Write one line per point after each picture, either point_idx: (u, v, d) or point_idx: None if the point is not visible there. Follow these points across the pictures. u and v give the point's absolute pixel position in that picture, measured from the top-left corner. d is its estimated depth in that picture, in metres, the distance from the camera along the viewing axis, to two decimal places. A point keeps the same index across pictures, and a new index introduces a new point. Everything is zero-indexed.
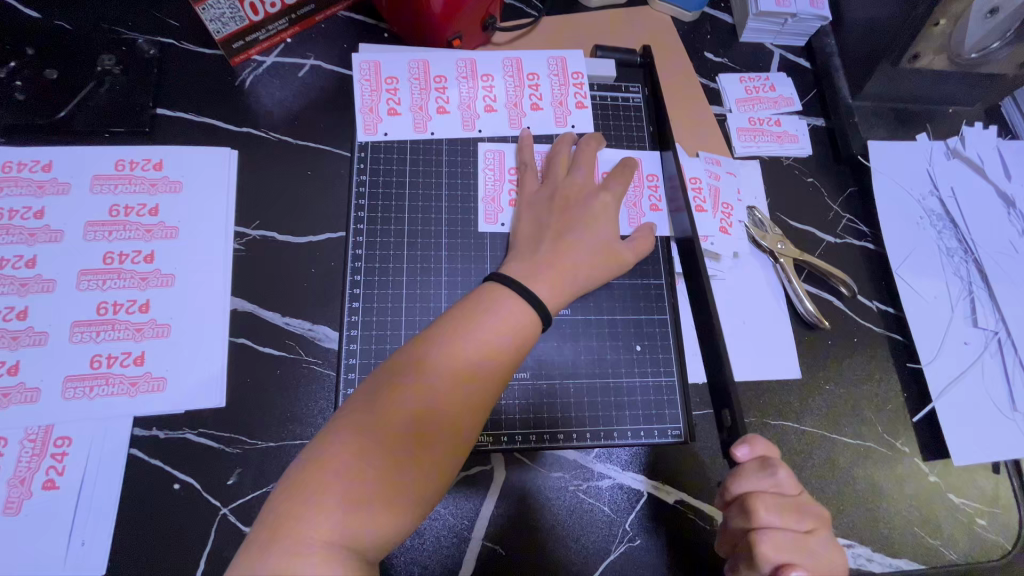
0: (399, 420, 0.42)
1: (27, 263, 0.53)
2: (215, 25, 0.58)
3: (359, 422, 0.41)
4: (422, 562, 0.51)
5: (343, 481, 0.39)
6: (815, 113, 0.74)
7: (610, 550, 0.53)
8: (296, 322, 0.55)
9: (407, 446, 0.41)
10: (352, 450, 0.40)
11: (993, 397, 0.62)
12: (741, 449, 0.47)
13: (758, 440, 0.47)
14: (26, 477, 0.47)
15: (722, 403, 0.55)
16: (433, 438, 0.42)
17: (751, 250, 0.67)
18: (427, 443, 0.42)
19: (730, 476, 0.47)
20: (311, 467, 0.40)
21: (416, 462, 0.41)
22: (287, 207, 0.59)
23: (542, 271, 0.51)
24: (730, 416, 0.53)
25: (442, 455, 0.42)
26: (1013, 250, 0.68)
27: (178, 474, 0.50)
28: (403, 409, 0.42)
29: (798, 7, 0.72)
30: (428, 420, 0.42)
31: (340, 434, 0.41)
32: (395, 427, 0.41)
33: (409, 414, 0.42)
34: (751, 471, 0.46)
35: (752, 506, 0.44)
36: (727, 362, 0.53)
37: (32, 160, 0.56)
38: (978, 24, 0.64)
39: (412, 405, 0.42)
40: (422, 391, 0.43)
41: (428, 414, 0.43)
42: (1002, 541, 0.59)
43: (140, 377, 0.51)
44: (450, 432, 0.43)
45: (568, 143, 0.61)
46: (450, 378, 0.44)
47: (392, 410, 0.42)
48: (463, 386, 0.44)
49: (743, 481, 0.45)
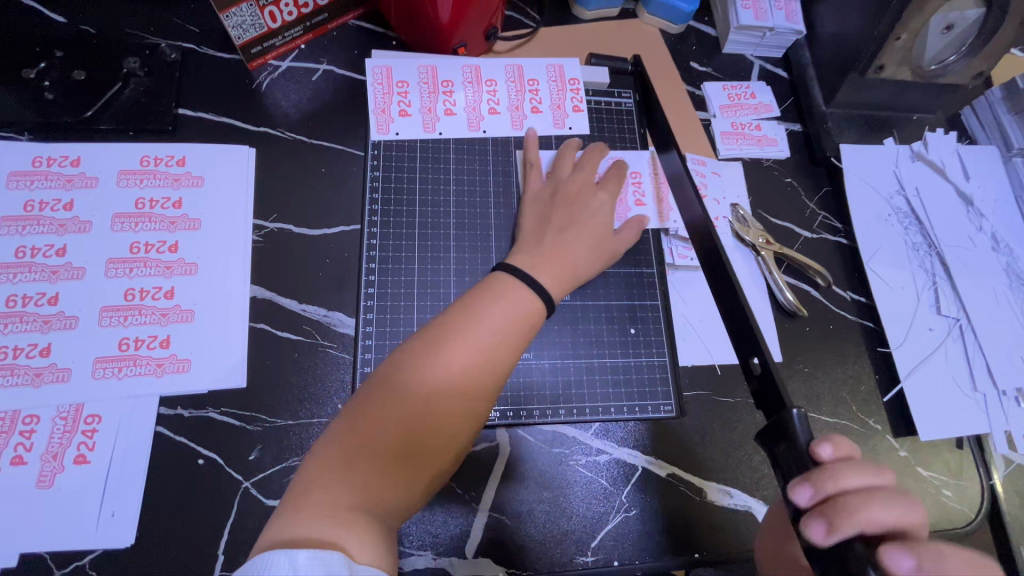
0: (414, 402, 0.46)
1: (57, 252, 0.55)
2: (237, 31, 0.62)
3: (377, 404, 0.45)
4: (432, 532, 0.54)
5: (364, 458, 0.43)
6: (792, 119, 0.80)
7: (608, 520, 0.57)
8: (312, 309, 0.59)
9: (423, 425, 0.46)
10: (371, 430, 0.44)
11: (956, 378, 0.68)
12: (826, 448, 0.42)
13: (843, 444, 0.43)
14: (58, 452, 0.50)
15: (751, 350, 0.51)
16: (445, 418, 0.47)
17: (735, 244, 0.72)
18: (440, 422, 0.46)
19: (844, 476, 0.40)
20: (337, 442, 0.44)
21: (430, 441, 0.46)
22: (303, 202, 0.63)
23: (544, 262, 0.56)
24: (761, 364, 0.50)
25: (455, 433, 0.47)
26: (972, 245, 0.74)
27: (202, 450, 0.53)
28: (419, 393, 0.46)
29: (775, 22, 0.78)
30: (442, 401, 0.47)
31: (359, 414, 0.45)
32: (410, 408, 0.46)
33: (422, 398, 0.46)
34: (863, 467, 0.41)
35: (877, 498, 0.39)
36: (752, 310, 0.51)
37: (62, 156, 0.59)
38: (935, 38, 0.71)
39: (431, 387, 0.47)
40: (435, 376, 0.47)
41: (442, 396, 0.47)
42: (966, 510, 0.64)
43: (166, 358, 0.54)
44: (464, 411, 0.48)
45: (602, 151, 0.66)
46: (461, 366, 0.48)
47: (410, 391, 0.46)
48: (474, 371, 0.48)
49: (856, 475, 0.40)
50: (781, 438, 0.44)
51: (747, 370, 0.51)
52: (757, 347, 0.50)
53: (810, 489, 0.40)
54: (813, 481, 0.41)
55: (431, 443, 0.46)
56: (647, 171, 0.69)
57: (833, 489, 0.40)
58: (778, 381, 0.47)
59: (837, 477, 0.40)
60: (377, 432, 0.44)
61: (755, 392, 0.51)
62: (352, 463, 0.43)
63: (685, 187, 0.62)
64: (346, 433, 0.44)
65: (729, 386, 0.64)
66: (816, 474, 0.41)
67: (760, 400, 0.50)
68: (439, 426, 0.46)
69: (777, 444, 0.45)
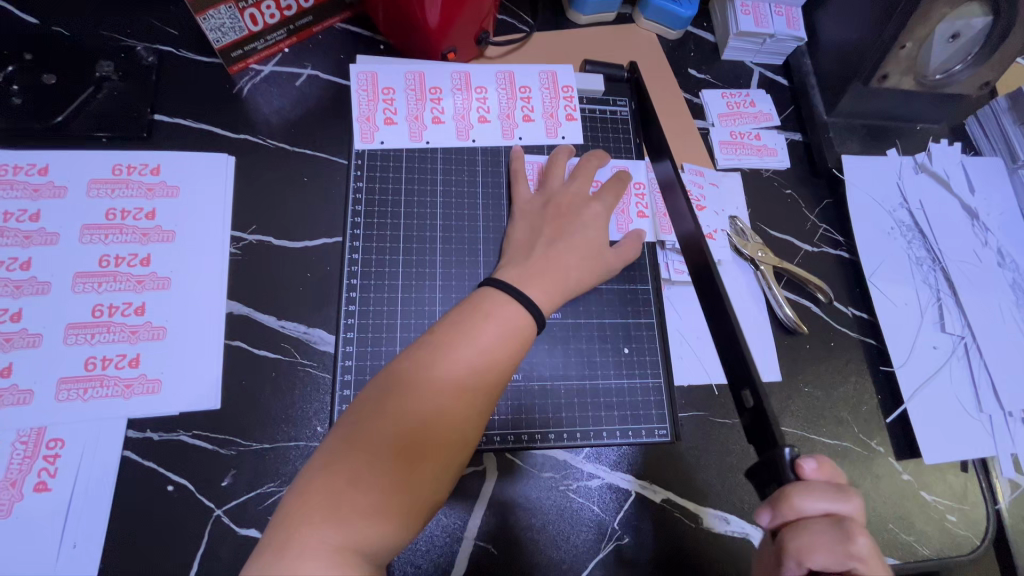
0: (403, 425, 0.43)
1: (21, 266, 0.53)
2: (215, 34, 0.60)
3: (362, 429, 0.43)
4: (416, 562, 0.51)
5: (352, 494, 0.40)
6: (793, 128, 0.78)
7: (599, 549, 0.54)
8: (292, 326, 0.56)
9: (415, 451, 0.43)
10: (358, 458, 0.41)
11: (960, 398, 0.66)
12: (808, 463, 0.42)
13: (826, 462, 0.43)
14: (17, 479, 0.47)
15: (742, 383, 0.50)
16: (438, 445, 0.44)
17: (733, 258, 0.69)
18: (431, 449, 0.43)
19: (790, 492, 0.41)
20: (322, 474, 0.41)
21: (423, 468, 0.43)
22: (283, 212, 0.60)
23: (534, 275, 0.53)
24: (752, 397, 0.49)
25: (450, 458, 0.44)
26: (977, 259, 0.72)
27: (171, 476, 0.50)
28: (408, 419, 0.43)
29: (775, 28, 0.76)
30: (434, 429, 0.44)
31: (343, 446, 0.42)
32: (399, 435, 0.43)
33: (412, 425, 0.43)
34: (824, 492, 0.40)
35: (816, 530, 0.39)
36: (744, 338, 0.49)
37: (29, 164, 0.56)
38: (941, 47, 0.69)
39: (422, 412, 0.44)
40: (426, 400, 0.44)
41: (435, 420, 0.44)
42: (972, 537, 0.62)
43: (135, 379, 0.51)
44: (458, 434, 0.45)
45: (600, 159, 0.64)
46: (454, 388, 0.45)
47: (398, 416, 0.43)
48: (468, 393, 0.46)
49: (804, 493, 0.40)
50: (771, 480, 0.44)
51: (739, 402, 0.51)
52: (749, 380, 0.49)
53: (766, 515, 0.42)
54: (770, 508, 0.41)
55: (422, 472, 0.43)
56: (649, 180, 0.68)
57: (785, 516, 0.41)
58: (768, 416, 0.46)
59: (788, 508, 0.40)
60: (365, 461, 0.41)
61: (748, 425, 0.50)
62: (340, 501, 0.40)
63: (675, 188, 0.61)
64: (330, 468, 0.41)
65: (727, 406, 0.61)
66: (771, 501, 0.41)
67: (752, 433, 0.50)
68: (431, 455, 0.43)
69: (767, 485, 0.45)
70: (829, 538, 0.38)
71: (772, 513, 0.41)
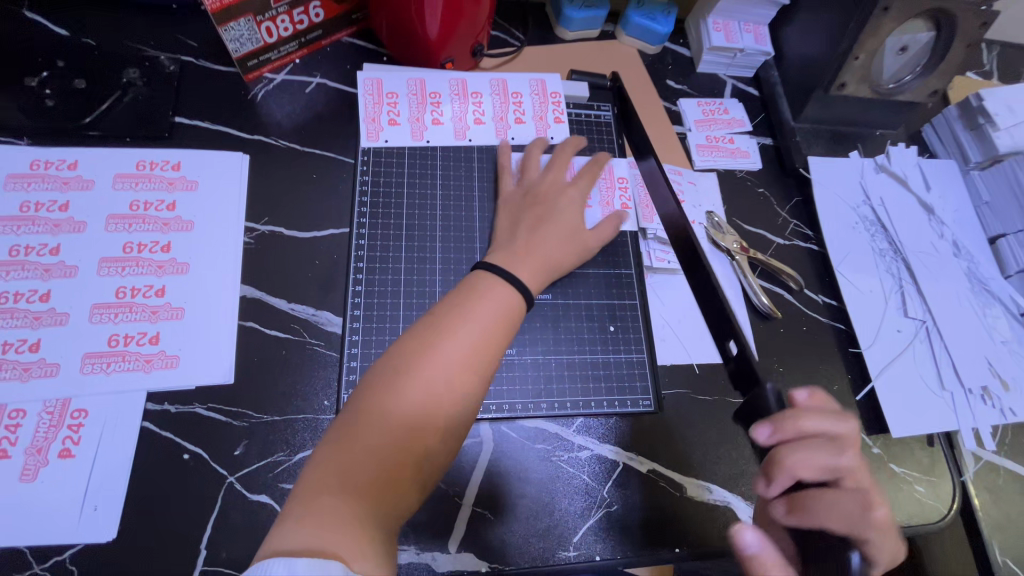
0: (409, 398, 0.47)
1: (51, 251, 0.57)
2: (234, 45, 0.65)
3: (370, 405, 0.46)
4: (417, 526, 0.54)
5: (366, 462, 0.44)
6: (762, 133, 0.84)
7: (589, 516, 0.57)
8: (301, 309, 0.60)
9: (421, 419, 0.47)
10: (370, 429, 0.45)
11: (924, 377, 0.71)
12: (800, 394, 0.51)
13: (818, 394, 0.52)
14: (43, 446, 0.50)
15: (726, 334, 0.59)
16: (441, 414, 0.48)
17: (711, 249, 0.74)
18: (435, 418, 0.47)
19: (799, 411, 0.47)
20: (337, 444, 0.45)
21: (429, 435, 0.47)
22: (294, 206, 0.65)
23: (526, 258, 0.58)
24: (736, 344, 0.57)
25: (452, 425, 0.48)
26: (934, 250, 0.78)
27: (188, 446, 0.53)
28: (414, 392, 0.47)
29: (745, 43, 0.83)
30: (438, 402, 0.48)
31: (356, 418, 0.46)
32: (406, 406, 0.46)
33: (417, 397, 0.47)
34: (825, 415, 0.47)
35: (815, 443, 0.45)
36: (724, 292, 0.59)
37: (59, 160, 0.61)
38: (892, 59, 0.78)
39: (427, 385, 0.48)
40: (430, 376, 0.48)
41: (438, 392, 0.48)
42: (939, 506, 0.66)
43: (154, 355, 0.55)
44: (459, 404, 0.49)
45: (574, 147, 0.70)
46: (456, 363, 0.49)
47: (404, 389, 0.47)
48: (468, 367, 0.49)
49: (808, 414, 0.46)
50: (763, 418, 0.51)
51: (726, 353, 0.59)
52: (733, 331, 0.57)
53: (767, 429, 0.47)
54: (772, 425, 0.47)
55: (428, 438, 0.47)
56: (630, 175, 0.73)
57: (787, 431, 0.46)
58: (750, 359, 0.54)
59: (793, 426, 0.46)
60: (376, 430, 0.45)
61: (733, 372, 0.58)
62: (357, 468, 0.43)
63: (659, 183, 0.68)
64: (346, 439, 0.45)
65: (731, 361, 0.58)
66: (777, 419, 0.47)
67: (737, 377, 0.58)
68: (436, 423, 0.47)
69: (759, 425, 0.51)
70: (823, 448, 0.45)
71: (774, 429, 0.46)
